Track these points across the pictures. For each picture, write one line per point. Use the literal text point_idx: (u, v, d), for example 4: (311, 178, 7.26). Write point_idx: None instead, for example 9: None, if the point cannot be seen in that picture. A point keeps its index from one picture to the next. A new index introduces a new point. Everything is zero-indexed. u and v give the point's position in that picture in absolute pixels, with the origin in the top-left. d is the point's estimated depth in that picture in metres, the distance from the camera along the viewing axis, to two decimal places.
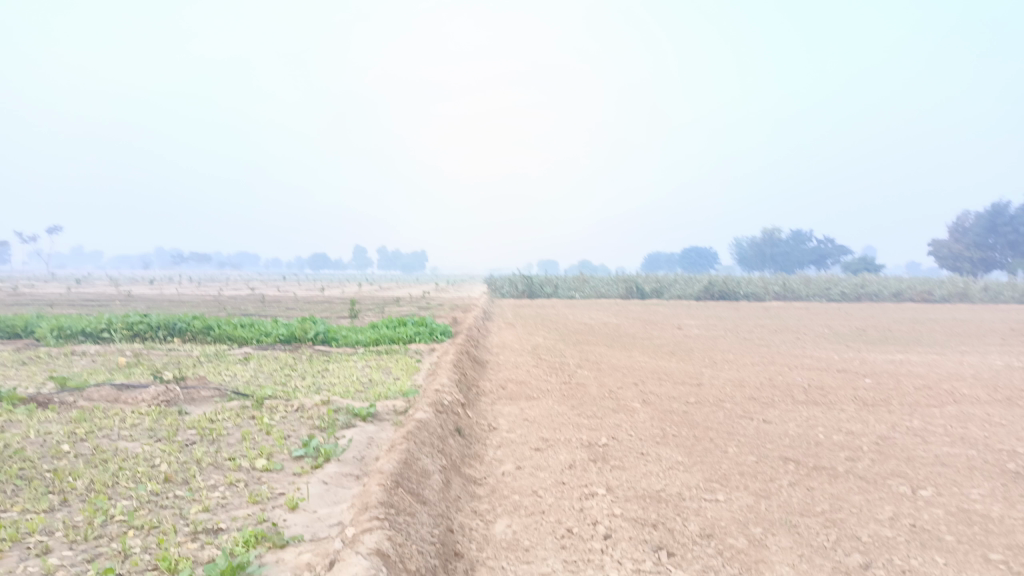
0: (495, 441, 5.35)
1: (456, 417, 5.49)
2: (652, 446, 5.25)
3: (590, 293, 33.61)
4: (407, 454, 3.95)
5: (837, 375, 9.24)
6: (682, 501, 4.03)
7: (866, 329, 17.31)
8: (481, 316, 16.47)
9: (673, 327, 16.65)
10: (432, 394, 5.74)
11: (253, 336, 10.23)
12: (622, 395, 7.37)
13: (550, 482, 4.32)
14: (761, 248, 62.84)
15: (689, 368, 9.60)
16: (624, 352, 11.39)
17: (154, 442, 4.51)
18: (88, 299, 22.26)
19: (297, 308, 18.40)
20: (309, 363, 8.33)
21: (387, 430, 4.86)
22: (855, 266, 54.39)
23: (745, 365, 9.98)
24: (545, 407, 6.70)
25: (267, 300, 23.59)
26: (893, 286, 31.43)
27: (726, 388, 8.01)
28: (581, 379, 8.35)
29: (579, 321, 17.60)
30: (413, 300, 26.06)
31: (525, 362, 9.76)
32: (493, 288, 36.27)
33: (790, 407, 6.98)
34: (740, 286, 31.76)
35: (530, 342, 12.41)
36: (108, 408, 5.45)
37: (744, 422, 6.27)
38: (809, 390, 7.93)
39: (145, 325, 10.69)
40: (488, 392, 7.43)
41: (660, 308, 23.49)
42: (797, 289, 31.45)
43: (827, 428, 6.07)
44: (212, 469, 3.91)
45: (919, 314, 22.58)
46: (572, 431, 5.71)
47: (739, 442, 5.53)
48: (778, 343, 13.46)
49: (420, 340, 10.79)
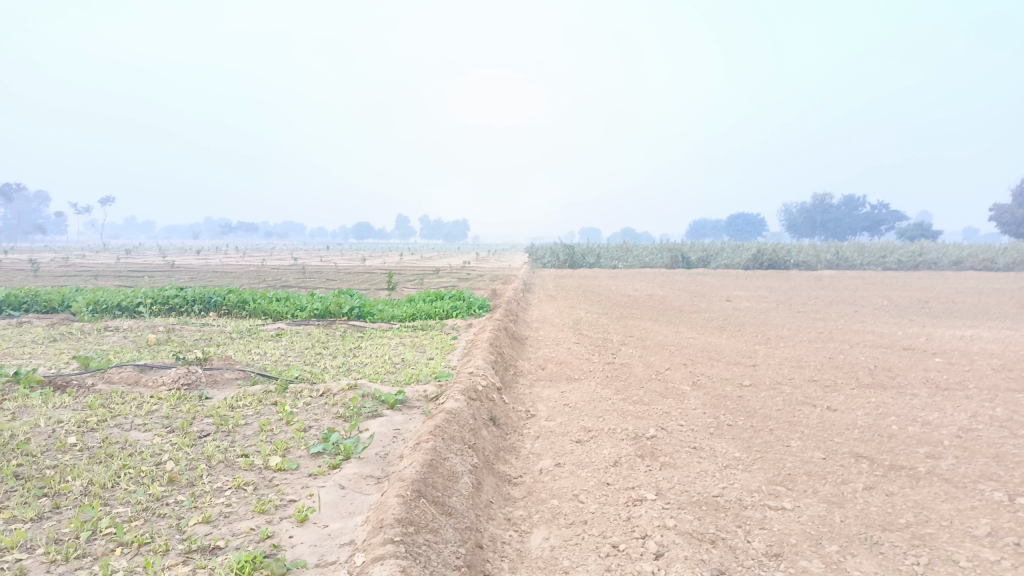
0: (533, 431, 4.94)
1: (490, 405, 5.08)
2: (706, 440, 4.78)
3: (633, 263, 32.87)
4: (434, 454, 3.55)
5: (904, 354, 8.57)
6: (743, 510, 3.56)
7: (928, 301, 16.33)
8: (521, 288, 15.99)
9: (721, 299, 16.00)
10: (465, 378, 5.34)
11: (288, 311, 9.97)
12: (670, 377, 6.88)
13: (593, 483, 3.89)
14: (811, 214, 60.81)
15: (741, 345, 9.03)
16: (671, 327, 10.86)
17: (166, 433, 4.20)
18: (135, 271, 22.45)
19: (335, 280, 18.19)
20: (341, 340, 8.01)
21: (415, 420, 4.48)
22: (910, 233, 52.26)
23: (801, 343, 9.35)
24: (587, 390, 6.25)
25: (307, 271, 23.44)
26: (954, 254, 29.94)
27: (783, 369, 7.44)
28: (626, 358, 7.87)
29: (622, 293, 17.00)
30: (453, 270, 25.71)
31: (566, 339, 9.29)
32: (534, 258, 35.71)
33: (856, 391, 6.39)
34: (791, 255, 30.61)
35: (572, 316, 11.94)
36: (126, 392, 5.18)
37: (807, 410, 5.74)
38: (875, 372, 7.32)
39: (180, 299, 10.54)
40: (527, 372, 7.01)
41: (706, 278, 22.70)
42: (851, 258, 30.16)
43: (900, 418, 5.49)
44: (220, 469, 3.56)
45: (984, 284, 21.37)
46: (617, 419, 5.26)
47: (803, 434, 5.01)
48: (835, 316, 12.73)
49: (458, 315, 10.43)
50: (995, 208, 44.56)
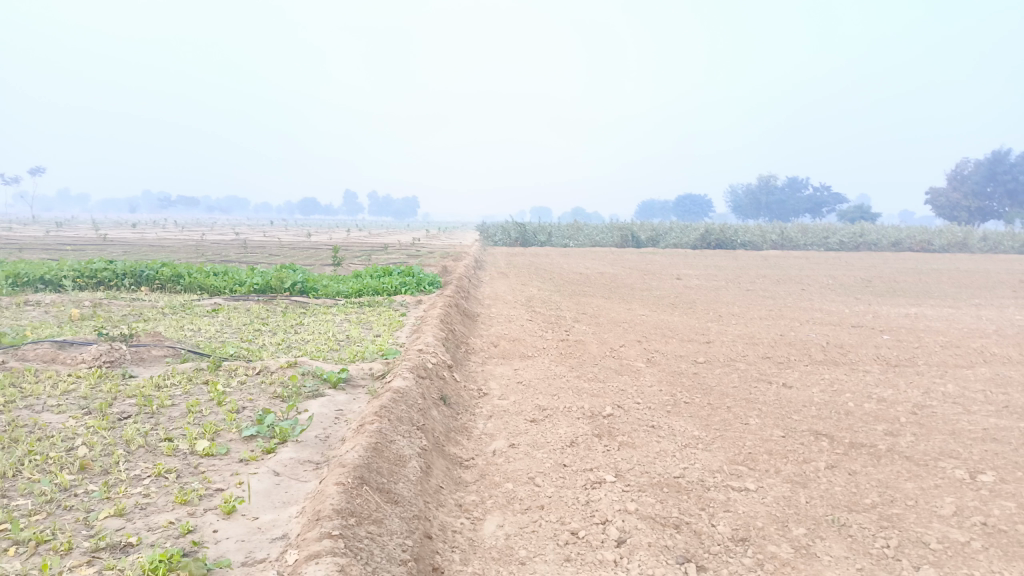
0: (485, 411, 4.70)
1: (441, 383, 4.81)
2: (664, 418, 4.62)
3: (584, 242, 32.87)
4: (379, 436, 3.27)
5: (853, 331, 8.61)
6: (706, 491, 3.40)
7: (871, 280, 16.65)
8: (472, 265, 15.67)
9: (672, 277, 16.02)
10: (414, 355, 5.05)
11: (226, 286, 9.48)
12: (625, 354, 6.72)
13: (549, 465, 3.67)
14: (757, 196, 61.82)
15: (695, 322, 8.96)
16: (624, 304, 10.75)
17: (82, 415, 3.81)
18: (67, 244, 21.27)
19: (279, 256, 17.56)
20: (282, 316, 7.61)
21: (360, 400, 4.19)
22: (851, 215, 53.64)
23: (753, 320, 9.33)
24: (541, 368, 6.04)
25: (252, 246, 22.66)
26: (892, 235, 30.78)
27: (737, 346, 7.37)
28: (580, 335, 7.68)
29: (574, 271, 16.87)
30: (403, 246, 25.18)
31: (518, 315, 9.08)
32: (485, 236, 35.34)
33: (810, 368, 6.35)
34: (738, 235, 30.98)
35: (524, 293, 11.73)
36: (40, 370, 4.74)
37: (763, 387, 5.64)
38: (828, 349, 7.30)
39: (110, 273, 9.93)
40: (478, 349, 6.76)
41: (656, 257, 22.78)
42: (795, 239, 30.70)
43: (855, 395, 5.44)
44: (140, 455, 3.22)
45: (921, 265, 21.96)
46: (573, 398, 5.06)
47: (761, 412, 4.90)
48: (784, 295, 12.82)
49: (407, 291, 10.10)
50: (931, 192, 45.99)
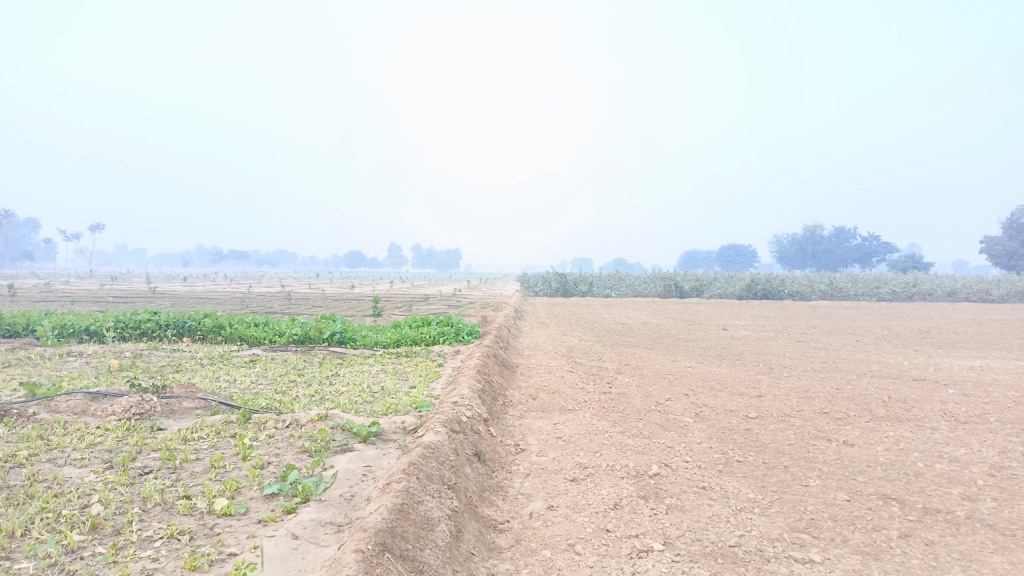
0: (523, 468, 4.44)
1: (476, 438, 4.58)
2: (715, 478, 4.28)
3: (626, 292, 32.51)
4: (406, 496, 3.05)
5: (915, 385, 8.11)
6: (765, 563, 3.07)
7: (928, 330, 15.92)
8: (512, 315, 15.49)
9: (718, 327, 15.58)
10: (448, 408, 4.84)
11: (265, 336, 9.45)
12: (671, 408, 6.39)
13: (590, 530, 3.39)
14: (803, 245, 60.71)
15: (743, 374, 8.57)
16: (668, 355, 10.40)
17: (103, 470, 3.67)
18: (120, 296, 21.80)
19: (321, 307, 17.66)
20: (319, 367, 7.50)
21: (390, 455, 3.98)
22: (902, 265, 52.19)
23: (806, 372, 8.88)
24: (582, 422, 5.76)
25: (296, 297, 22.90)
26: (948, 285, 29.68)
27: (790, 400, 6.97)
28: (623, 387, 7.38)
29: (616, 321, 16.55)
30: (444, 297, 25.20)
31: (559, 367, 8.81)
32: (526, 286, 35.22)
33: (872, 425, 5.92)
34: (785, 285, 30.28)
35: (565, 344, 11.47)
36: (70, 422, 4.65)
37: (821, 445, 5.25)
38: (889, 404, 6.85)
39: (153, 323, 10.01)
40: (517, 402, 6.51)
41: (701, 307, 22.29)
42: (845, 288, 29.83)
43: (924, 455, 5.01)
44: (155, 514, 3.04)
45: (981, 315, 21.01)
46: (616, 455, 4.76)
47: (821, 472, 4.53)
48: (837, 346, 12.28)
49: (446, 341, 9.95)
50: (986, 241, 44.51)
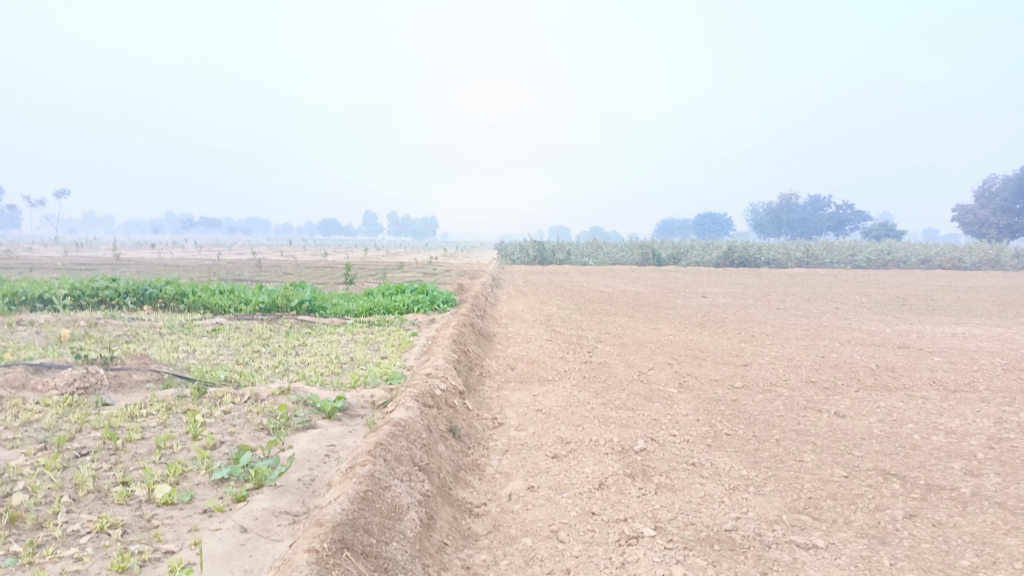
0: (500, 444, 4.14)
1: (450, 413, 4.27)
2: (706, 454, 4.03)
3: (603, 260, 32.30)
4: (370, 482, 2.73)
5: (900, 353, 7.94)
6: (765, 549, 2.82)
7: (907, 297, 15.88)
8: (489, 283, 15.17)
9: (698, 295, 15.41)
10: (421, 380, 4.51)
11: (231, 305, 9.03)
12: (654, 378, 6.13)
13: (575, 514, 3.10)
14: (778, 213, 60.88)
15: (727, 342, 8.35)
16: (648, 323, 10.17)
17: (34, 452, 3.30)
18: (80, 264, 20.87)
19: (292, 274, 17.14)
20: (284, 337, 7.12)
21: (357, 433, 3.66)
22: (875, 233, 52.59)
23: (789, 340, 8.68)
24: (562, 394, 5.47)
25: (267, 265, 22.34)
26: (921, 252, 29.87)
27: (776, 369, 6.74)
28: (604, 356, 7.12)
29: (595, 289, 16.30)
30: (419, 265, 24.77)
31: (537, 335, 8.52)
32: (503, 254, 34.79)
33: (862, 395, 5.71)
34: (762, 252, 30.26)
35: (543, 311, 11.20)
36: (6, 398, 4.24)
37: (812, 416, 5.02)
38: (877, 373, 6.66)
39: (112, 291, 9.53)
40: (494, 373, 6.21)
41: (679, 275, 22.10)
42: (821, 256, 29.89)
43: (920, 426, 4.80)
44: (86, 504, 2.69)
45: (955, 282, 21.11)
46: (599, 429, 4.48)
47: (814, 446, 4.29)
48: (817, 313, 12.14)
49: (420, 309, 9.62)
50: (958, 209, 44.88)
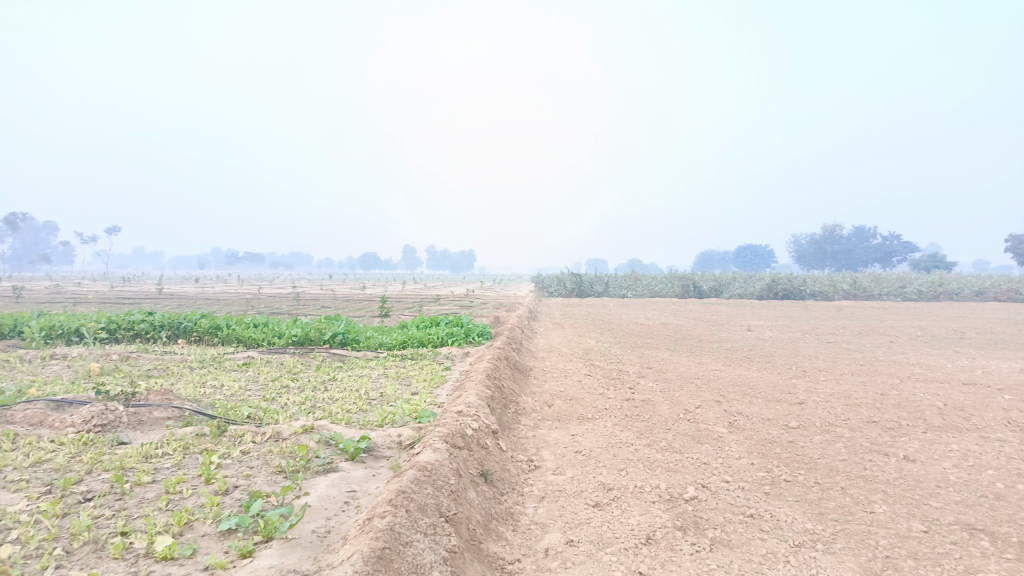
0: (537, 490, 3.82)
1: (482, 455, 3.96)
2: (764, 505, 3.64)
3: (642, 293, 31.78)
4: (389, 538, 2.44)
5: (967, 390, 7.39)
6: None
7: (965, 331, 15.08)
8: (526, 316, 14.89)
9: (742, 328, 14.88)
10: (452, 419, 4.23)
11: (264, 338, 8.90)
12: (702, 417, 5.74)
13: (619, 574, 2.76)
14: (821, 245, 59.62)
15: (777, 378, 7.89)
16: (692, 358, 9.75)
17: (37, 495, 3.09)
18: (123, 298, 21.24)
19: (328, 307, 17.09)
20: (315, 371, 6.92)
21: (381, 477, 3.39)
22: (924, 265, 51.04)
23: (844, 376, 8.18)
24: (603, 433, 5.12)
25: (305, 299, 22.42)
26: (975, 284, 28.72)
27: (834, 407, 6.29)
28: (647, 393, 6.74)
29: (635, 322, 15.88)
30: (456, 297, 24.65)
31: (576, 370, 8.18)
32: (541, 287, 34.50)
33: (931, 437, 5.23)
34: (806, 284, 29.43)
35: (582, 345, 10.85)
36: (21, 435, 4.07)
37: (878, 461, 4.58)
38: (945, 412, 6.16)
39: (147, 325, 9.49)
40: (531, 410, 5.89)
41: (721, 308, 21.54)
42: (869, 288, 28.93)
43: (1002, 473, 4.33)
44: (80, 557, 2.45)
45: (1016, 314, 20.10)
46: (644, 474, 4.12)
47: (885, 495, 3.87)
48: (871, 347, 11.55)
49: (455, 343, 9.37)
50: (1012, 239, 43.28)
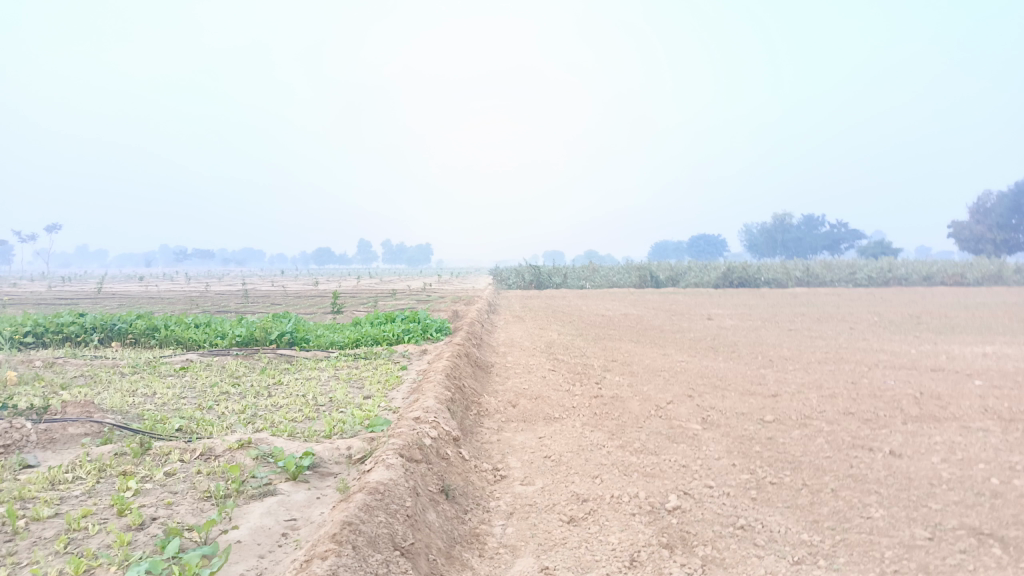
0: (505, 505, 3.43)
1: (441, 468, 3.55)
2: (755, 513, 3.31)
3: (600, 283, 31.65)
4: None
5: (936, 377, 7.24)
6: None
7: (920, 316, 15.17)
8: (485, 310, 14.49)
9: (703, 317, 14.72)
10: (407, 427, 3.81)
11: (205, 339, 8.31)
12: (675, 414, 5.43)
13: None
14: (773, 234, 60.55)
15: (746, 369, 7.64)
16: (657, 349, 9.47)
17: None
18: (62, 298, 20.17)
19: (279, 304, 16.43)
20: (259, 374, 6.41)
21: (326, 501, 2.96)
22: (872, 251, 52.17)
23: (812, 365, 7.98)
24: (572, 435, 4.76)
25: (255, 296, 21.63)
26: (923, 270, 29.26)
27: (808, 399, 6.04)
28: (615, 388, 6.41)
29: (596, 313, 15.59)
30: (414, 292, 24.02)
31: (539, 365, 7.82)
32: (499, 279, 34.10)
33: (913, 429, 5.00)
34: (761, 273, 29.63)
35: (543, 339, 10.50)
36: None
37: (864, 458, 4.31)
38: (922, 401, 5.96)
39: (77, 327, 8.80)
40: (494, 411, 5.50)
41: (680, 296, 21.45)
42: (821, 275, 29.24)
43: (993, 467, 4.10)
44: None
45: (965, 298, 20.46)
46: (621, 481, 3.77)
47: (880, 497, 3.58)
48: (833, 334, 11.47)
49: (412, 339, 8.92)
50: (954, 225, 44.50)
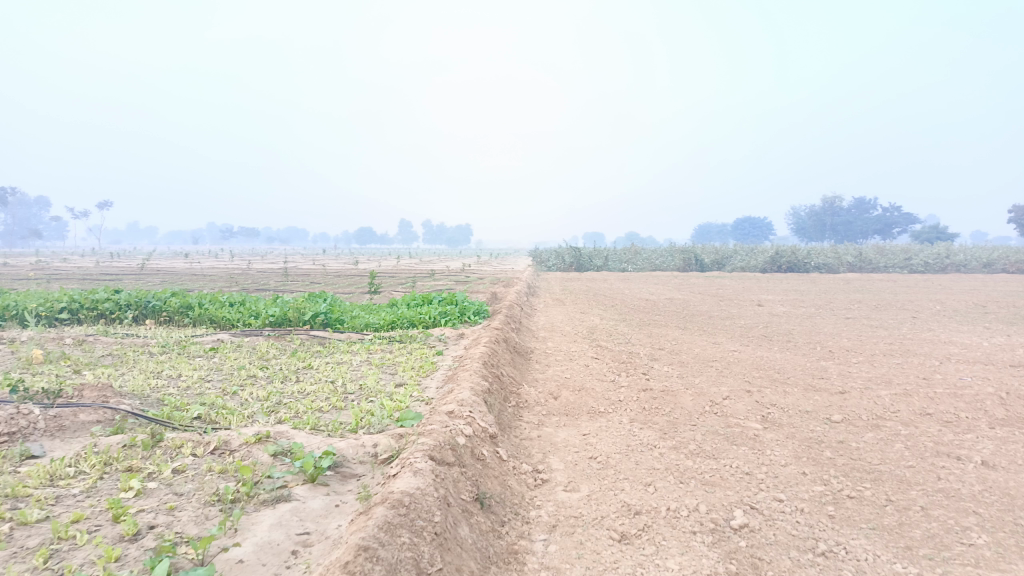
0: (548, 516, 3.04)
1: (476, 472, 3.18)
2: (835, 536, 2.87)
3: (642, 266, 30.98)
4: None
5: (1018, 374, 6.60)
6: None
7: (986, 305, 14.27)
8: (526, 293, 14.09)
9: (753, 303, 14.09)
10: (439, 424, 3.44)
11: (238, 319, 8.09)
12: (732, 411, 4.96)
13: None
14: (822, 217, 58.77)
15: (806, 361, 7.10)
16: (707, 337, 8.96)
17: None
18: (107, 274, 20.38)
19: (319, 283, 16.26)
20: (289, 356, 6.13)
21: (346, 511, 2.61)
22: (927, 236, 50.21)
23: (877, 358, 7.40)
24: (619, 433, 4.35)
25: (295, 274, 21.58)
26: (984, 256, 27.92)
27: (879, 396, 5.51)
28: (664, 380, 5.96)
29: (639, 297, 15.08)
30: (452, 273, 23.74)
31: (581, 352, 7.40)
32: (539, 260, 33.65)
33: (1004, 435, 4.46)
34: (811, 257, 28.62)
35: (586, 323, 10.07)
36: None
37: (954, 469, 3.81)
38: (1008, 402, 5.37)
39: (112, 304, 8.66)
40: (534, 403, 5.11)
41: (726, 281, 20.73)
42: (874, 260, 28.08)
43: None
44: None
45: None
46: (678, 490, 3.35)
47: (981, 519, 3.09)
48: (894, 323, 10.78)
49: (449, 322, 8.58)
50: (1015, 209, 42.49)
